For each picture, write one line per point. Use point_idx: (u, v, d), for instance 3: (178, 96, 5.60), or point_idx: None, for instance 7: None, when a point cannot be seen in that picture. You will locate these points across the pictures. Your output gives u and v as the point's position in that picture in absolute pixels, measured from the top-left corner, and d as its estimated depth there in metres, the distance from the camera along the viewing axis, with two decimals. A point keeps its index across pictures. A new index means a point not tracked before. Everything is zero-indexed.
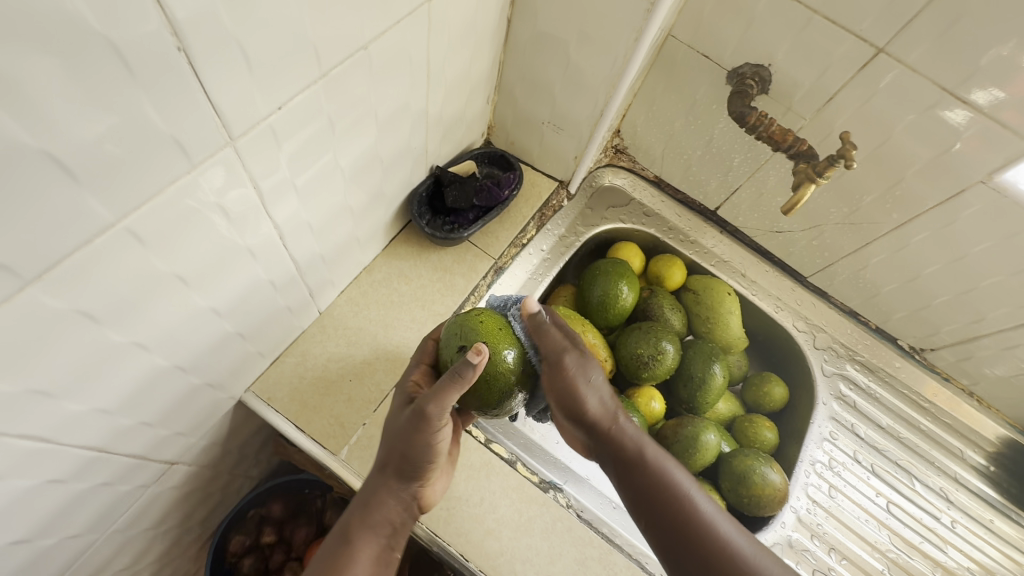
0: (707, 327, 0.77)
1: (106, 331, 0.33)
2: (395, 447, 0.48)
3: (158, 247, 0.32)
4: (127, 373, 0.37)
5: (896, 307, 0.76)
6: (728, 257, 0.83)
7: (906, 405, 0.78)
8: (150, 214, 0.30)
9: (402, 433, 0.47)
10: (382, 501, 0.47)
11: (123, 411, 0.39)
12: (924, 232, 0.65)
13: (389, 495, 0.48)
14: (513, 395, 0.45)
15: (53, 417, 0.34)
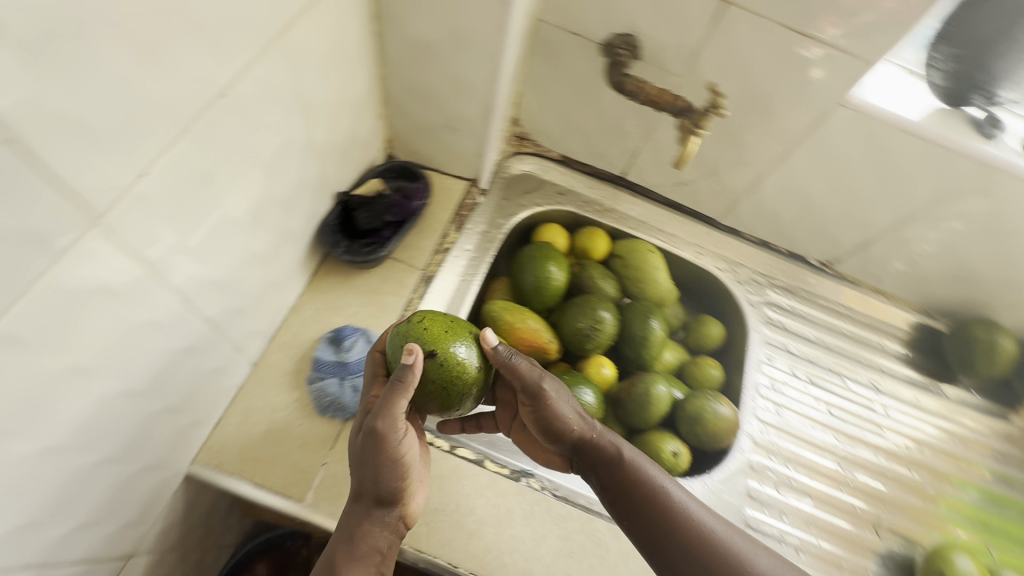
0: (638, 287, 0.81)
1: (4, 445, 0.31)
2: (364, 475, 0.46)
3: (43, 345, 0.31)
4: (44, 480, 0.35)
5: (798, 230, 0.82)
6: (644, 217, 0.87)
7: (826, 314, 0.85)
8: (21, 315, 0.29)
9: (370, 458, 0.46)
10: (358, 538, 0.45)
11: (51, 521, 0.37)
12: (806, 158, 0.71)
13: (360, 529, 0.46)
14: (548, 379, 0.52)
15: None
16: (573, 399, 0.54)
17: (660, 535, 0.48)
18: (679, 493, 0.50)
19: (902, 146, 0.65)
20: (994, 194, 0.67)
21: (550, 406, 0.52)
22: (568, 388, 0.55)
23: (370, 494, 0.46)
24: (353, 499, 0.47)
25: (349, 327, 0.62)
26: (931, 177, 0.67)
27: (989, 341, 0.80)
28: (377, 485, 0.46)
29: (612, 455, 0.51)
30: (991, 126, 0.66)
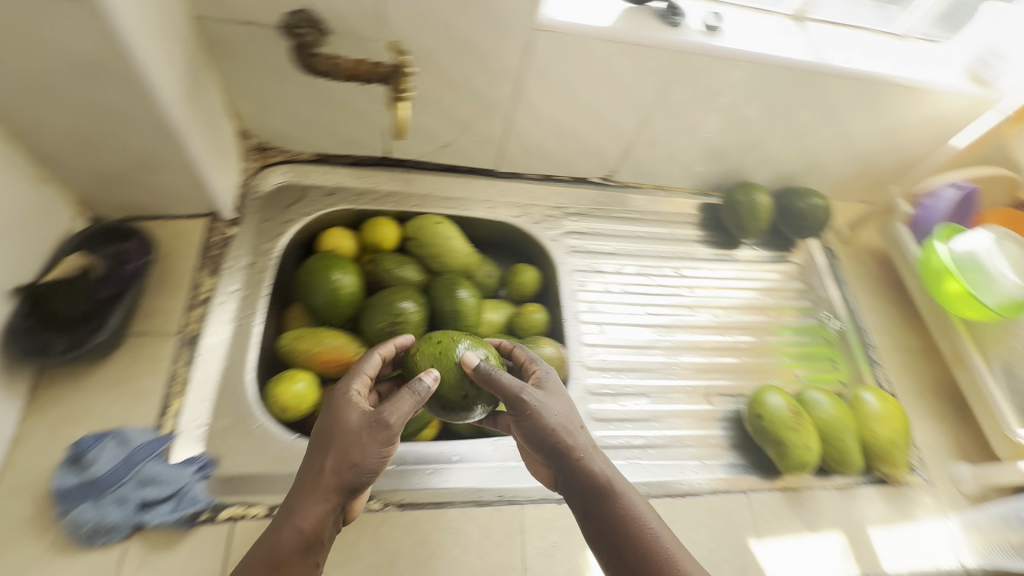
0: (440, 262, 0.79)
1: None
2: (339, 454, 0.48)
3: None
4: None
5: (568, 156, 0.84)
6: (424, 190, 0.83)
7: (621, 224, 0.90)
8: None
9: (356, 439, 0.48)
10: (303, 518, 0.46)
11: None
12: (537, 88, 0.70)
13: (314, 515, 0.46)
14: (525, 391, 0.53)
15: None
16: (563, 409, 0.54)
17: (612, 540, 0.49)
18: (643, 509, 0.50)
19: (608, 52, 0.66)
20: (702, 75, 0.71)
21: (535, 418, 0.52)
22: (558, 399, 0.55)
23: (342, 479, 0.48)
24: (312, 482, 0.47)
25: (89, 437, 0.54)
26: (646, 74, 0.70)
27: (750, 202, 0.88)
28: (353, 470, 0.48)
29: (591, 473, 0.51)
30: (673, 16, 0.68)
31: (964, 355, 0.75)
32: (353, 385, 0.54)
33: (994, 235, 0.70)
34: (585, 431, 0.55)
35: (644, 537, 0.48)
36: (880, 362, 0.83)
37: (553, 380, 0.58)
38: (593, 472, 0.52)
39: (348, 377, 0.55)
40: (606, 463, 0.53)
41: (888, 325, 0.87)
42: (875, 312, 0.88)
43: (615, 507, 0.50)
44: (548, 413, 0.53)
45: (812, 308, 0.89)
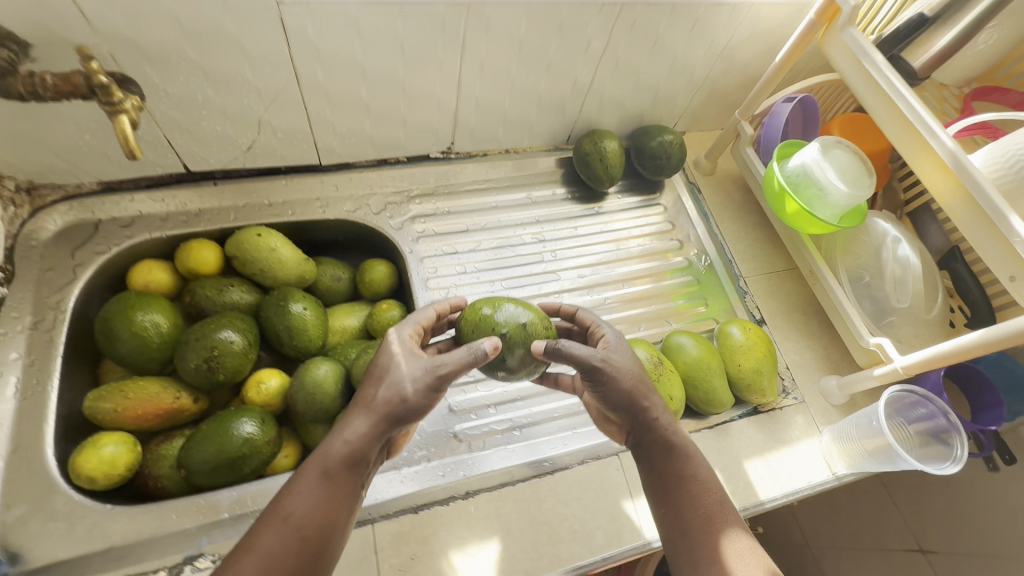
0: (271, 278, 0.72)
1: None
2: (388, 392, 0.52)
3: None
4: None
5: (393, 135, 0.77)
6: (242, 200, 0.75)
7: (472, 198, 0.84)
8: None
9: (406, 377, 0.53)
10: (352, 434, 0.51)
11: None
12: (319, 70, 0.63)
13: (358, 440, 0.51)
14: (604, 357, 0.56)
15: None
16: (635, 373, 0.57)
17: (673, 486, 0.56)
18: (706, 476, 0.56)
19: (381, 17, 0.59)
20: (498, 26, 0.64)
21: (610, 382, 0.55)
22: (628, 360, 0.57)
23: (391, 409, 0.52)
24: (364, 406, 0.53)
25: None
26: (434, 34, 0.63)
27: (598, 150, 0.83)
28: (397, 406, 0.52)
29: (663, 432, 0.57)
30: None
31: (818, 272, 0.74)
32: (404, 332, 0.58)
33: (820, 144, 0.69)
34: (657, 393, 0.58)
35: (696, 488, 0.55)
36: (749, 291, 0.82)
37: (621, 344, 0.60)
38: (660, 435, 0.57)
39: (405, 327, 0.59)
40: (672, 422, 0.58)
41: (755, 251, 0.86)
42: (742, 240, 0.86)
43: (675, 460, 0.56)
44: (622, 379, 0.56)
45: (682, 247, 0.86)
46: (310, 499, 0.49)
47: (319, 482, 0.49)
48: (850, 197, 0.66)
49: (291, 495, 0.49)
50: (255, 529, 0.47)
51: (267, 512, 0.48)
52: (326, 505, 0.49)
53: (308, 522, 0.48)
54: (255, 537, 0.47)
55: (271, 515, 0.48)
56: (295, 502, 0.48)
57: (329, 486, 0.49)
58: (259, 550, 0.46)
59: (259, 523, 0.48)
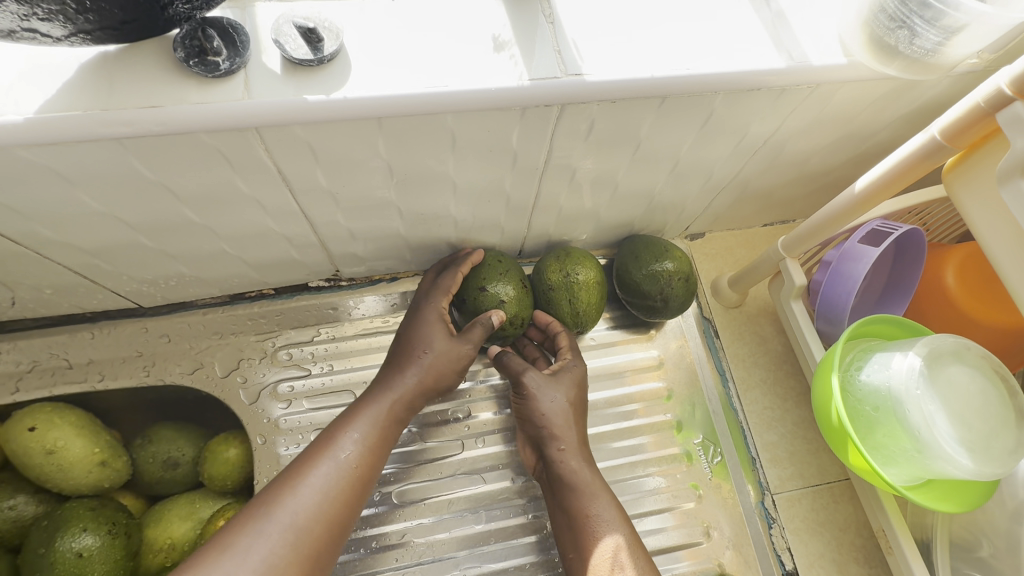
0: (54, 485, 0.50)
1: None
2: (437, 354, 0.50)
3: None
4: None
5: (234, 274, 0.51)
6: (31, 362, 0.53)
7: (369, 345, 0.58)
8: None
9: (451, 344, 0.50)
10: (401, 389, 0.48)
11: None
12: (33, 225, 0.37)
13: (409, 393, 0.49)
14: (529, 374, 0.51)
15: None
16: (563, 388, 0.51)
17: (568, 530, 0.46)
18: (617, 522, 0.45)
19: (92, 158, 0.32)
20: (333, 149, 0.36)
21: (525, 402, 0.51)
22: (557, 387, 0.51)
23: (435, 373, 0.50)
24: (417, 357, 0.49)
25: None
26: (216, 170, 0.36)
27: (567, 285, 0.53)
28: (444, 374, 0.50)
29: (567, 467, 0.48)
30: (206, 54, 0.31)
31: (893, 540, 0.44)
32: (439, 298, 0.51)
33: (927, 354, 0.38)
34: (578, 427, 0.50)
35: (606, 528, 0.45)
36: (778, 519, 0.53)
37: (572, 373, 0.53)
38: (565, 470, 0.48)
39: (433, 289, 0.52)
40: (584, 463, 0.49)
41: (795, 445, 0.56)
42: (776, 425, 0.57)
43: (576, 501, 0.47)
44: (545, 393, 0.51)
45: (682, 428, 0.56)
46: (363, 444, 0.45)
47: (372, 427, 0.46)
48: (978, 475, 0.36)
49: (341, 434, 0.45)
50: (307, 458, 0.43)
51: (319, 442, 0.44)
52: (375, 456, 0.45)
53: (358, 465, 0.44)
54: (308, 468, 0.42)
55: (320, 451, 0.43)
56: (348, 444, 0.44)
57: (380, 434, 0.46)
58: (314, 482, 0.41)
59: (314, 453, 0.43)
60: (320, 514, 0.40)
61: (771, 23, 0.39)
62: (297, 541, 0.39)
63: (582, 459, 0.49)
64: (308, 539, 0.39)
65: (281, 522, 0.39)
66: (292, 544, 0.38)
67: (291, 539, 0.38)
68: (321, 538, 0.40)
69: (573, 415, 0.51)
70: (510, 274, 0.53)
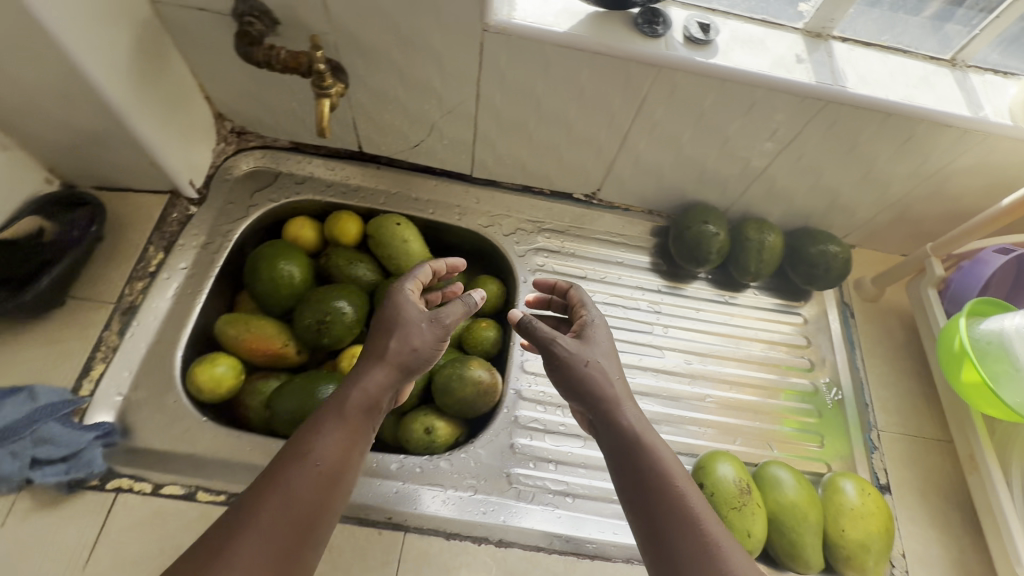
0: (394, 264, 0.77)
1: None
2: (400, 337, 0.54)
3: None
4: None
5: (545, 168, 0.78)
6: (396, 189, 0.81)
7: (601, 248, 0.83)
8: None
9: (416, 329, 0.54)
10: (370, 381, 0.51)
11: None
12: (498, 92, 0.65)
13: (373, 387, 0.51)
14: (558, 340, 0.56)
15: None
16: (597, 349, 0.57)
17: (655, 507, 0.47)
18: (697, 497, 0.47)
19: (572, 61, 0.60)
20: (683, 93, 0.62)
21: (570, 365, 0.55)
22: (606, 355, 0.56)
23: (404, 359, 0.53)
24: (386, 343, 0.53)
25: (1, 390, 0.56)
26: (617, 86, 0.62)
27: (761, 241, 0.76)
28: (414, 352, 0.54)
29: (626, 431, 0.51)
30: (651, 24, 0.59)
31: None
32: (410, 286, 0.59)
33: None
34: (624, 384, 0.55)
35: (680, 503, 0.46)
36: (880, 448, 0.70)
37: (599, 328, 0.59)
38: (633, 439, 0.51)
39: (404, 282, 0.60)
40: (640, 418, 0.52)
41: (902, 404, 0.73)
42: (887, 387, 0.75)
43: (652, 474, 0.48)
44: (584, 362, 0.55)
45: (811, 369, 0.77)
46: (330, 443, 0.47)
47: (338, 429, 0.48)
48: None
49: (309, 443, 0.47)
50: (271, 470, 0.45)
51: (291, 452, 0.46)
52: (342, 451, 0.47)
53: (329, 464, 0.46)
54: (284, 477, 0.44)
55: (295, 457, 0.46)
56: (319, 445, 0.47)
57: (346, 427, 0.49)
58: (314, 461, 0.46)
59: (280, 466, 0.45)
60: (318, 486, 0.45)
61: (964, 91, 0.62)
62: (274, 538, 0.42)
63: (632, 433, 0.51)
64: (276, 542, 0.42)
65: (253, 522, 0.42)
66: (263, 547, 0.41)
67: (264, 541, 0.41)
68: (296, 532, 0.43)
69: (620, 381, 0.55)
70: (719, 224, 0.77)
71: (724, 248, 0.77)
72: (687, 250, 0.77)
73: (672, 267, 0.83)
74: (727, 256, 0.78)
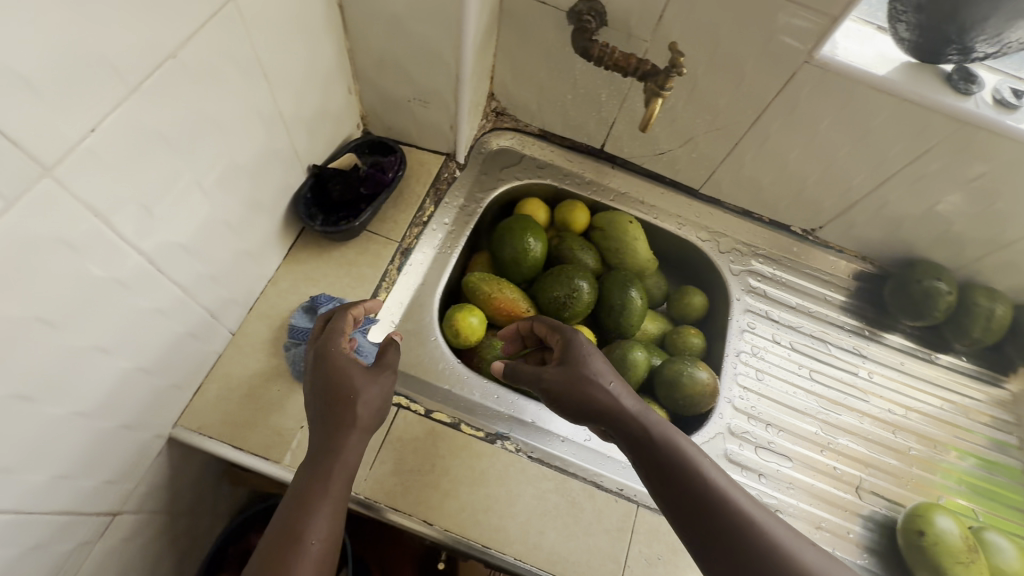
0: (618, 258, 0.81)
1: (42, 408, 0.39)
2: (360, 401, 0.51)
3: (66, 328, 0.38)
4: (67, 439, 0.42)
5: (779, 197, 0.81)
6: (625, 189, 0.87)
7: (812, 283, 0.85)
8: (32, 302, 0.35)
9: (364, 394, 0.51)
10: (351, 446, 0.49)
11: (81, 473, 0.45)
12: (779, 120, 0.70)
13: (350, 449, 0.49)
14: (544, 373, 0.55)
15: (19, 488, 0.39)
16: (587, 373, 0.53)
17: (698, 504, 0.46)
18: (719, 478, 0.48)
19: (875, 104, 0.63)
20: (971, 152, 0.64)
21: (563, 387, 0.53)
22: (604, 366, 0.54)
23: (368, 422, 0.51)
24: (348, 403, 0.50)
25: (323, 296, 0.64)
26: (906, 135, 0.65)
27: (989, 310, 0.76)
28: (373, 417, 0.52)
29: (646, 436, 0.50)
30: (965, 82, 0.62)
31: None
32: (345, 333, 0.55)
33: None
34: (621, 382, 0.54)
35: (717, 498, 0.46)
36: None
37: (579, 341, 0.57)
38: (658, 446, 0.49)
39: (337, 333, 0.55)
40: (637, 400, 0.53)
41: None
42: None
43: (687, 475, 0.48)
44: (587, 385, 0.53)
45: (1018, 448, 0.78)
46: (322, 517, 0.46)
47: (327, 501, 0.47)
48: None
49: (303, 518, 0.46)
50: (275, 550, 0.44)
51: (281, 532, 0.45)
52: (332, 518, 0.47)
53: (327, 537, 0.46)
54: (288, 559, 0.43)
55: (286, 537, 0.45)
56: (312, 523, 0.45)
57: (329, 494, 0.47)
58: (315, 536, 0.45)
59: (285, 547, 0.44)
60: (325, 556, 0.45)
61: None
62: None
63: (660, 458, 0.49)
64: None
65: None
66: None
67: None
68: None
69: (618, 384, 0.54)
70: (948, 282, 0.78)
71: (948, 308, 0.78)
72: (908, 304, 0.79)
73: (883, 317, 0.85)
74: (948, 317, 0.79)
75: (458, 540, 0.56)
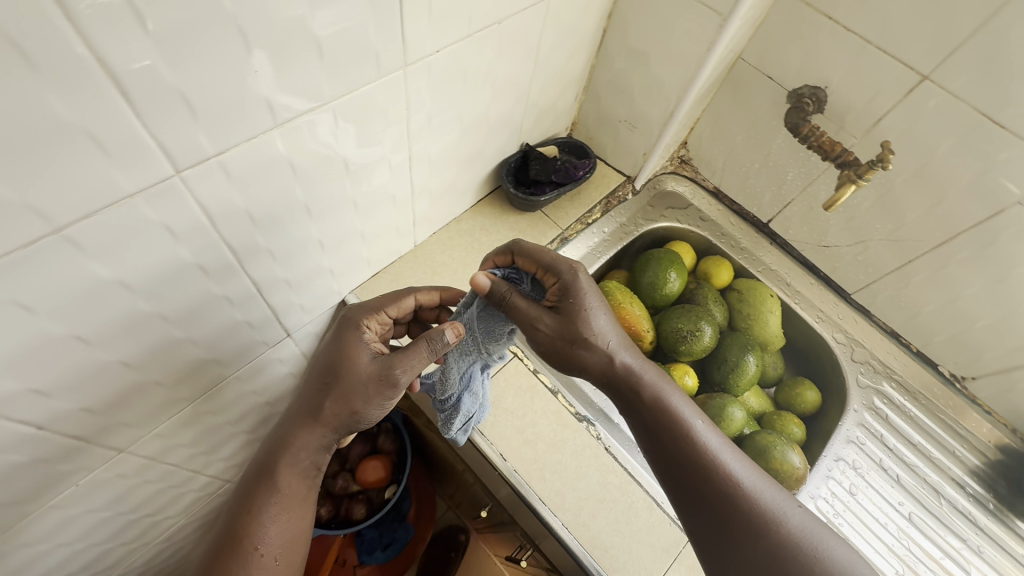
0: (746, 323, 0.83)
1: (310, 222, 0.52)
2: (338, 398, 0.52)
3: (351, 174, 0.52)
4: (306, 255, 0.55)
5: (935, 330, 0.79)
6: (776, 267, 0.89)
7: (944, 431, 0.80)
8: (349, 145, 0.48)
9: (348, 394, 0.51)
10: (306, 450, 0.52)
11: (296, 287, 0.58)
12: (966, 251, 0.69)
13: (311, 451, 0.52)
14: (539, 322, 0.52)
15: (269, 273, 0.53)
16: (590, 329, 0.52)
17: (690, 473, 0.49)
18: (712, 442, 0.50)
19: None
20: None
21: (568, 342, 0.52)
22: (602, 319, 0.53)
23: (337, 423, 0.52)
24: (316, 405, 0.52)
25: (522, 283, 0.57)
26: None
27: None
28: (351, 416, 0.52)
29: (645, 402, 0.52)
30: None
31: None
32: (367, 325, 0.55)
33: None
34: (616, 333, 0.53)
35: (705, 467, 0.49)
36: None
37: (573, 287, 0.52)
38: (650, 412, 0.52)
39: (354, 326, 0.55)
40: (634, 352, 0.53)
41: None
42: None
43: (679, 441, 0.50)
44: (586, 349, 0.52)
45: None
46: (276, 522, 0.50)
47: (281, 505, 0.51)
48: None
49: (255, 524, 0.50)
50: (228, 546, 0.49)
51: (232, 534, 0.50)
52: (290, 520, 0.51)
53: (284, 535, 0.51)
54: (239, 559, 0.49)
55: (237, 543, 0.49)
56: (265, 529, 0.50)
57: (285, 496, 0.51)
58: (272, 539, 0.50)
59: (235, 547, 0.49)
60: (280, 552, 0.50)
61: None
62: None
63: (658, 422, 0.51)
64: None
65: None
66: None
67: None
68: None
69: (617, 338, 0.53)
70: None
71: None
72: None
73: (1019, 500, 0.76)
74: None
75: (521, 484, 0.62)
